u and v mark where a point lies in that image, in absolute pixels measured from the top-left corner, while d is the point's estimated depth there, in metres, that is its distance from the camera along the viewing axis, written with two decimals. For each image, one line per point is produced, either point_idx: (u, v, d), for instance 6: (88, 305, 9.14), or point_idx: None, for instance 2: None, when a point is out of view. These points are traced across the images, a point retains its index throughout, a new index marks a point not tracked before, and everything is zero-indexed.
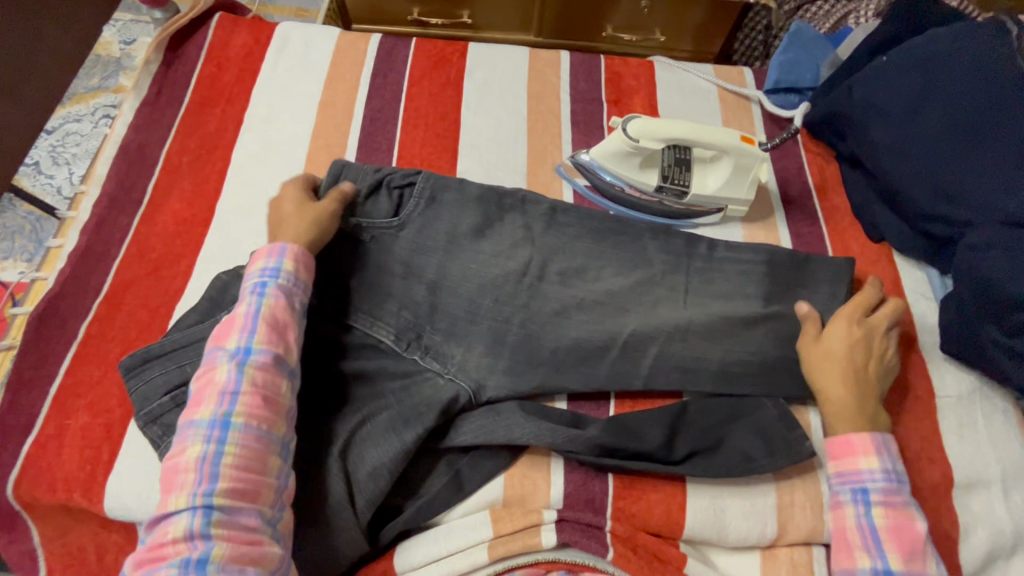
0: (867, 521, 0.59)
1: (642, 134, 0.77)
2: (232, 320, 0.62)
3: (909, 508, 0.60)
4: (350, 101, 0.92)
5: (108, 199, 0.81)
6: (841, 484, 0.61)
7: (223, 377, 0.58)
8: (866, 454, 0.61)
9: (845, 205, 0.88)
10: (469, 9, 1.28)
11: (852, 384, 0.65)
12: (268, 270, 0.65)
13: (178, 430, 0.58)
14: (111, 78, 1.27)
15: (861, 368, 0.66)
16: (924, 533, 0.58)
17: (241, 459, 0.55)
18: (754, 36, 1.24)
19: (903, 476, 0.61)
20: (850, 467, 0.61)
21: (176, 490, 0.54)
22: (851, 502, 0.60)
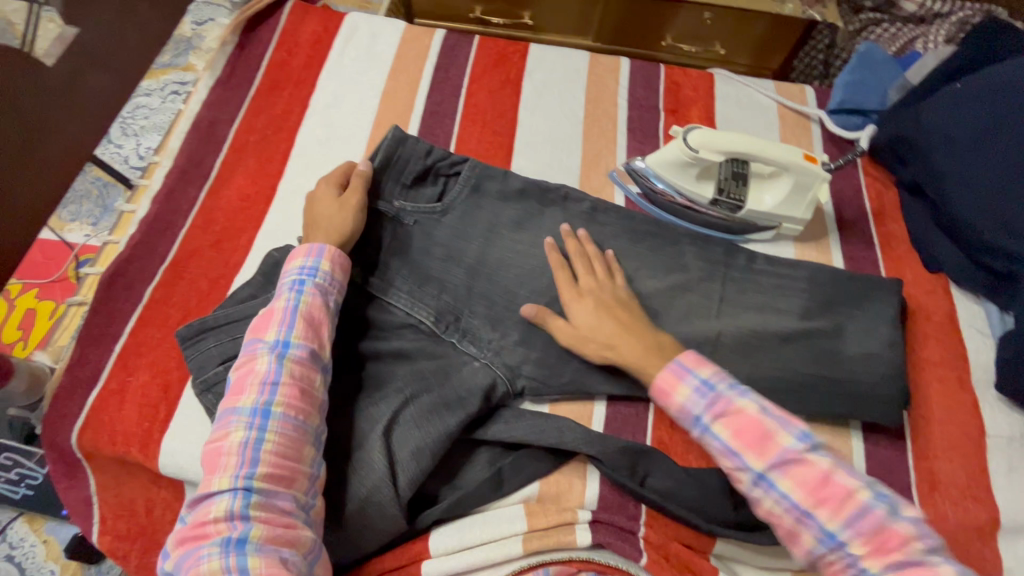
0: (721, 443, 0.59)
1: (703, 145, 0.76)
2: (271, 314, 0.64)
3: (735, 403, 0.59)
4: (411, 93, 0.94)
5: (179, 172, 0.85)
6: (688, 425, 0.62)
7: (264, 368, 0.60)
8: (676, 390, 0.62)
9: (902, 232, 0.86)
10: (531, 11, 1.29)
11: (627, 329, 0.68)
12: (307, 267, 0.67)
13: (219, 417, 0.60)
14: (181, 57, 1.33)
15: (623, 315, 0.70)
16: (758, 414, 0.58)
17: (278, 446, 0.57)
18: (815, 54, 1.24)
19: (718, 382, 0.61)
20: (676, 407, 0.62)
21: (219, 472, 0.55)
22: (701, 437, 0.60)
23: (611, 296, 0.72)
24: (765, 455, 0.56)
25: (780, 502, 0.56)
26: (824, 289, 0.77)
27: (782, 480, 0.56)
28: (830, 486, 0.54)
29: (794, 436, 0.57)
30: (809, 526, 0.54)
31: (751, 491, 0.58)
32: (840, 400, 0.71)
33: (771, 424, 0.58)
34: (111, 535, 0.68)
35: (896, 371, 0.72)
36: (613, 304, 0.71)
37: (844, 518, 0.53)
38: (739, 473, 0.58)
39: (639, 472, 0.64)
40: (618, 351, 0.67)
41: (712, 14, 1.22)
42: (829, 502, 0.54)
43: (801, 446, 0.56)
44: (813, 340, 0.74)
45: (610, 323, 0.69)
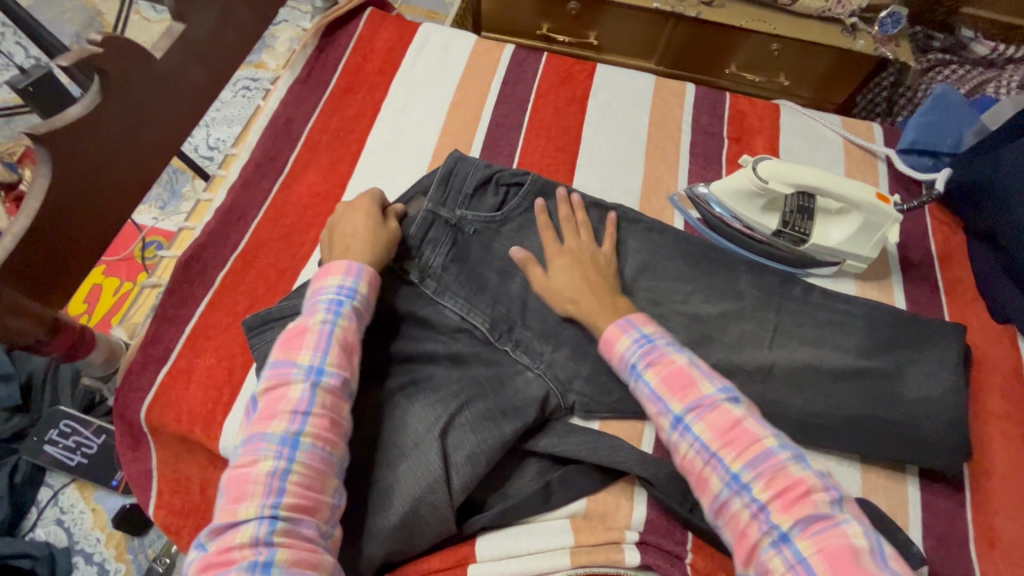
0: (648, 388, 0.61)
1: (773, 175, 0.76)
2: (305, 335, 0.64)
3: (669, 354, 0.62)
4: (479, 105, 0.96)
5: (255, 165, 0.89)
6: (624, 375, 0.64)
7: (296, 395, 0.59)
8: (618, 339, 0.65)
9: (967, 278, 0.84)
10: (597, 32, 1.31)
11: (596, 286, 0.73)
12: (345, 287, 0.68)
13: (244, 440, 0.58)
14: (254, 55, 1.39)
15: (597, 276, 0.74)
16: (686, 364, 0.61)
17: (305, 476, 0.56)
18: (878, 92, 1.23)
19: (659, 337, 0.64)
20: (617, 358, 0.65)
21: (246, 499, 0.54)
22: (633, 384, 0.63)
23: (591, 257, 0.77)
24: (687, 399, 0.58)
25: (693, 443, 0.56)
26: (885, 329, 0.76)
27: (697, 422, 0.57)
28: (738, 430, 0.55)
29: (715, 387, 0.59)
30: (716, 468, 0.55)
31: (670, 436, 0.58)
32: (899, 445, 0.69)
33: (697, 374, 0.60)
34: (165, 510, 0.70)
35: (960, 420, 0.70)
36: (590, 265, 0.76)
37: (748, 460, 0.54)
38: (661, 418, 0.59)
39: (689, 498, 0.64)
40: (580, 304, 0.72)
41: (779, 46, 1.21)
42: (737, 445, 0.55)
43: (719, 396, 0.58)
44: (873, 380, 0.72)
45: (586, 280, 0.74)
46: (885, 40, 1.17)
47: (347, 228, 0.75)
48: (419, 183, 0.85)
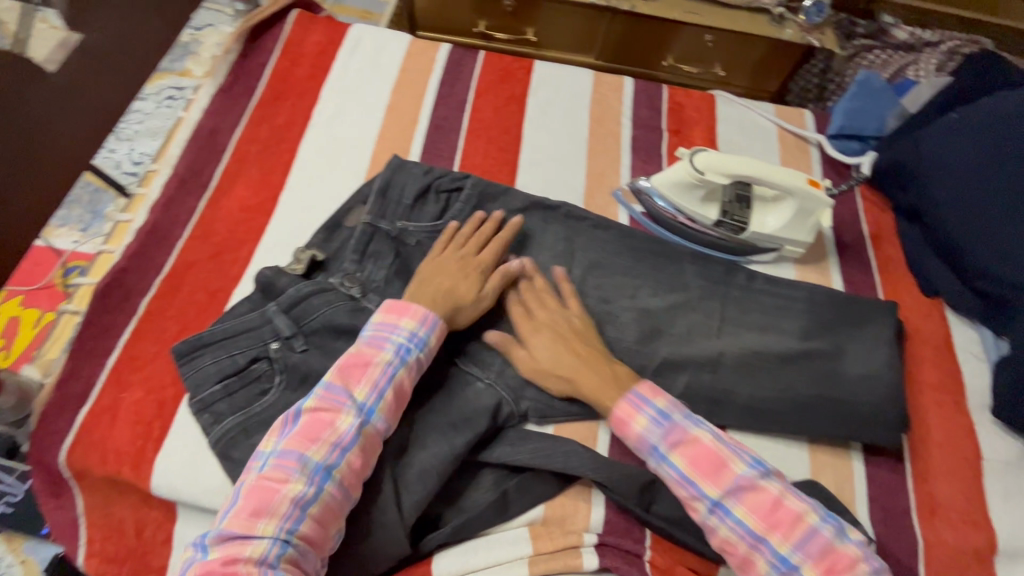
0: (676, 472, 0.60)
1: (709, 166, 0.78)
2: (369, 368, 0.63)
3: (689, 432, 0.62)
4: (416, 107, 0.94)
5: (178, 181, 0.83)
6: (643, 455, 0.63)
7: (344, 428, 0.59)
8: (633, 418, 0.63)
9: (898, 256, 0.88)
10: (535, 28, 1.30)
11: (585, 363, 0.68)
12: (417, 335, 0.66)
13: (278, 451, 0.57)
14: (178, 62, 1.32)
15: (577, 351, 0.70)
16: (714, 444, 0.60)
17: (326, 508, 0.56)
18: (810, 78, 1.28)
19: (674, 412, 0.63)
20: (634, 436, 0.63)
21: (266, 515, 0.54)
22: (657, 466, 0.61)
23: (567, 325, 0.72)
24: (721, 481, 0.58)
25: (735, 527, 0.57)
26: (824, 311, 0.78)
27: (738, 505, 0.57)
28: (780, 511, 0.57)
29: (747, 465, 0.59)
30: (763, 551, 0.56)
31: (706, 520, 0.59)
32: (843, 423, 0.71)
33: (726, 452, 0.60)
34: (97, 558, 0.66)
35: (897, 394, 0.72)
36: (571, 336, 0.71)
37: (795, 541, 0.56)
38: (696, 501, 0.59)
39: (645, 497, 0.64)
40: (580, 383, 0.68)
41: (713, 37, 1.23)
42: (781, 528, 0.56)
43: (753, 473, 0.59)
44: (815, 362, 0.74)
45: (574, 356, 0.69)
46: (811, 28, 1.21)
47: (438, 264, 0.73)
48: (358, 193, 0.82)
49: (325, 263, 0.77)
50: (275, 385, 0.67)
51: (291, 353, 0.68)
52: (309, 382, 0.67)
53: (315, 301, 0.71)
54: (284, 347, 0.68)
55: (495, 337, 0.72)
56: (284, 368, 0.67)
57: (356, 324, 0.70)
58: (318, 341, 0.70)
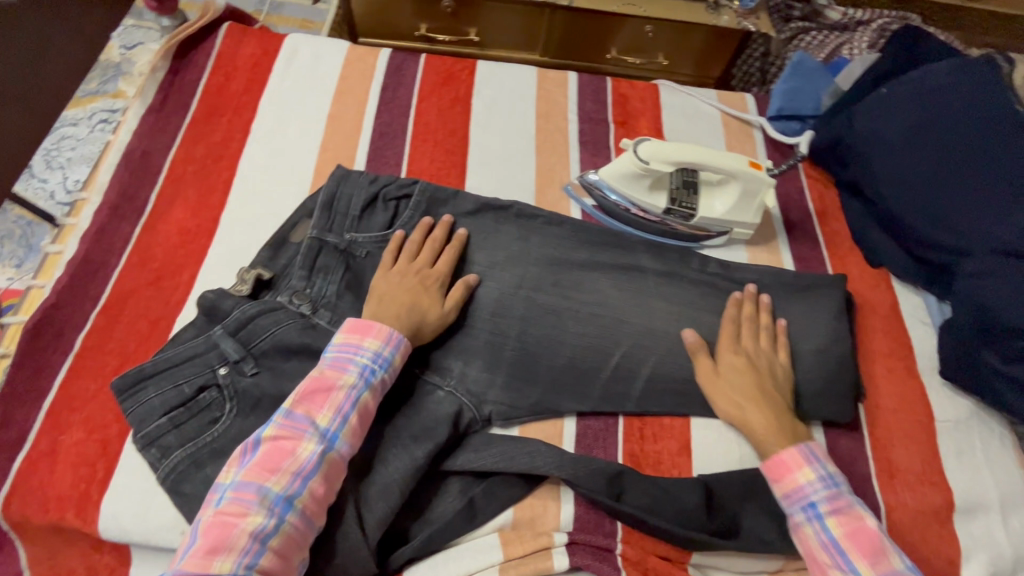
0: (826, 535, 0.59)
1: (653, 156, 0.78)
2: (331, 392, 0.61)
3: (855, 507, 0.60)
4: (358, 115, 0.92)
5: (110, 208, 0.80)
6: (790, 508, 0.62)
7: (305, 456, 0.57)
8: (800, 469, 0.62)
9: (843, 231, 0.90)
10: (478, 27, 1.29)
11: (755, 399, 0.67)
12: (381, 355, 0.64)
13: (236, 483, 0.55)
14: (109, 83, 1.26)
15: (766, 390, 0.68)
16: (876, 528, 0.59)
17: (287, 540, 0.54)
18: (751, 62, 1.29)
19: (843, 482, 0.62)
20: (792, 488, 0.62)
21: (223, 552, 0.51)
22: (806, 522, 0.60)
23: (768, 366, 0.70)
24: (875, 565, 0.56)
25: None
26: (776, 290, 0.79)
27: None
28: None
29: (904, 562, 0.57)
30: None
31: None
32: (799, 399, 0.72)
33: (886, 543, 0.58)
34: None
35: (849, 366, 0.74)
36: (764, 373, 0.69)
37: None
38: (836, 571, 0.57)
39: (614, 488, 0.63)
40: (747, 415, 0.66)
41: (653, 28, 1.25)
42: None
43: (909, 572, 0.57)
44: (771, 340, 0.75)
45: (758, 392, 0.67)
46: (746, 13, 1.23)
47: (390, 280, 0.71)
48: (303, 206, 0.80)
49: (272, 281, 0.74)
50: (225, 413, 0.64)
51: (241, 378, 0.65)
52: (261, 406, 0.64)
53: (262, 322, 0.68)
54: (233, 372, 0.66)
55: (691, 337, 0.72)
56: (234, 394, 0.65)
57: (307, 341, 0.68)
58: (268, 363, 0.67)
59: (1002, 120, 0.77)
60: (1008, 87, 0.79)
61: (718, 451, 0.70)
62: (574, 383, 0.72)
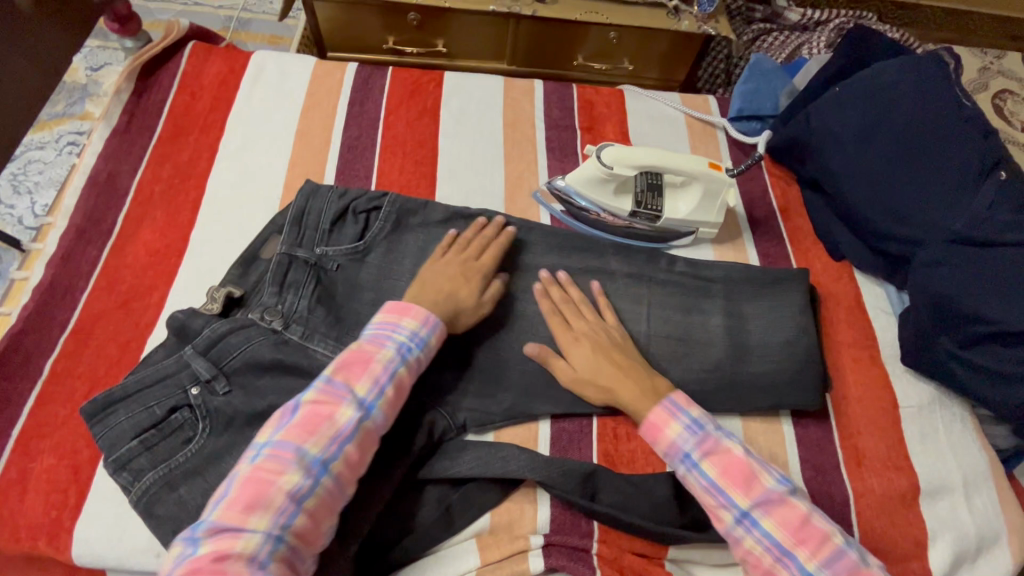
0: (706, 479, 0.61)
1: (615, 160, 0.81)
2: (369, 364, 0.62)
3: (721, 443, 0.63)
4: (326, 129, 0.92)
5: (76, 232, 0.80)
6: (673, 462, 0.64)
7: (343, 421, 0.58)
8: (668, 424, 0.64)
9: (806, 226, 0.93)
10: (446, 39, 1.31)
11: (617, 375, 0.69)
12: (418, 335, 0.66)
13: (274, 441, 0.57)
14: (76, 105, 1.26)
15: (609, 357, 0.70)
16: (743, 456, 0.62)
17: (321, 501, 0.55)
18: (716, 64, 1.32)
19: (707, 422, 0.64)
20: (667, 445, 0.64)
21: (260, 509, 0.53)
22: (688, 473, 0.62)
23: (606, 337, 0.73)
24: (751, 493, 0.59)
25: (762, 540, 0.58)
26: (742, 285, 0.81)
27: (765, 518, 0.58)
28: (808, 526, 0.57)
29: (775, 479, 0.61)
30: (788, 564, 0.57)
31: (732, 530, 0.59)
32: (766, 392, 0.74)
33: (755, 465, 0.61)
34: None
35: (814, 357, 0.76)
36: (609, 348, 0.72)
37: (822, 559, 0.56)
38: (724, 511, 0.60)
39: (588, 488, 0.65)
40: (625, 393, 0.68)
41: (617, 35, 1.27)
42: (808, 541, 0.57)
43: (782, 488, 0.60)
44: (738, 336, 0.77)
45: (608, 364, 0.70)
46: (705, 18, 1.24)
47: (432, 270, 0.74)
48: (273, 222, 0.80)
49: (243, 299, 0.74)
50: (198, 433, 0.64)
51: (213, 397, 0.65)
52: (235, 424, 0.64)
53: (233, 340, 0.68)
54: (205, 392, 0.65)
55: (533, 348, 0.72)
56: (206, 414, 0.65)
57: (279, 357, 0.68)
58: (241, 380, 0.67)
59: (948, 114, 0.80)
60: (954, 83, 0.83)
61: None
62: (547, 386, 0.73)
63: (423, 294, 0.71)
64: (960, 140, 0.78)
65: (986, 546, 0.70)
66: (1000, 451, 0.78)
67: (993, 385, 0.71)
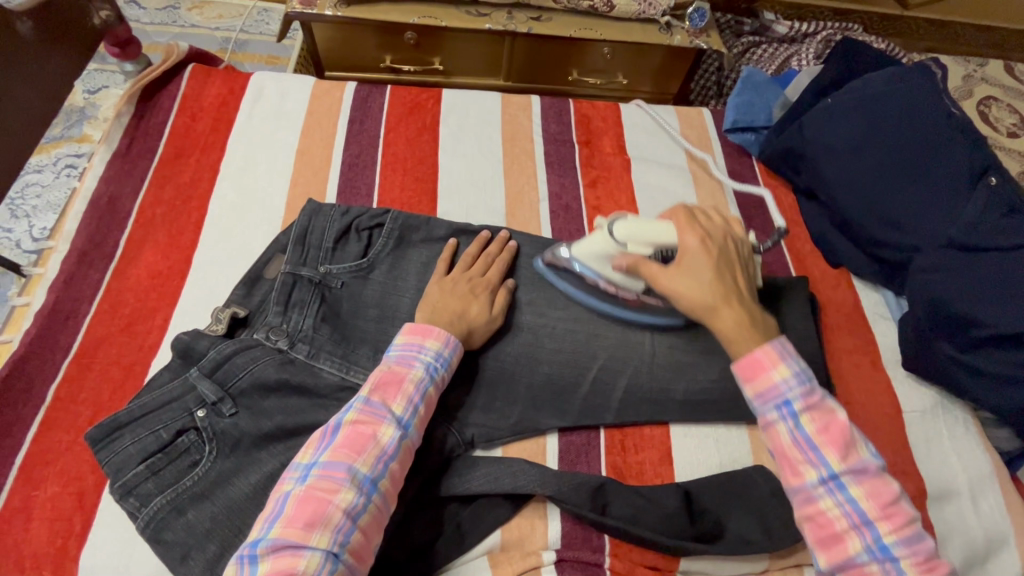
0: (800, 433, 0.55)
1: (627, 236, 0.72)
2: (402, 384, 0.63)
3: (827, 401, 0.57)
4: (327, 148, 0.93)
5: (78, 255, 0.79)
6: (766, 407, 0.57)
7: (387, 441, 0.58)
8: (776, 367, 0.57)
9: (804, 234, 0.94)
10: (441, 57, 1.33)
11: (725, 298, 0.63)
12: (442, 355, 0.67)
13: (322, 462, 0.56)
14: (74, 128, 1.27)
15: (726, 281, 0.64)
16: (847, 420, 0.55)
17: (371, 519, 0.55)
18: (708, 76, 1.38)
19: (815, 377, 0.58)
20: (768, 387, 0.57)
21: (319, 527, 0.52)
22: (779, 421, 0.56)
23: (730, 259, 0.67)
24: (847, 458, 0.54)
25: (843, 505, 0.53)
26: None
27: (854, 485, 0.53)
28: (897, 504, 0.53)
29: (871, 450, 0.55)
30: (863, 534, 0.52)
31: (812, 489, 0.54)
32: None
33: (854, 433, 0.56)
34: None
35: (817, 364, 0.76)
36: (731, 269, 0.66)
37: (904, 536, 0.51)
38: (808, 467, 0.54)
39: (598, 502, 0.65)
40: (719, 314, 0.62)
41: (610, 50, 1.29)
42: (893, 517, 0.52)
43: (875, 460, 0.55)
44: None
45: (727, 285, 0.64)
46: (697, 32, 1.26)
47: (441, 288, 0.74)
48: (276, 241, 0.81)
49: (248, 319, 0.75)
50: (205, 456, 0.63)
51: (219, 419, 0.65)
52: (241, 446, 0.64)
53: (238, 360, 0.68)
54: (211, 414, 0.65)
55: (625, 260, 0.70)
56: (213, 436, 0.64)
57: (285, 376, 0.68)
58: (246, 402, 0.67)
59: (939, 122, 0.82)
60: (943, 91, 0.84)
61: (697, 457, 0.72)
62: (554, 398, 0.73)
63: (437, 315, 0.71)
64: (951, 147, 0.80)
65: (994, 549, 0.70)
66: (1003, 453, 0.79)
67: (995, 388, 0.71)
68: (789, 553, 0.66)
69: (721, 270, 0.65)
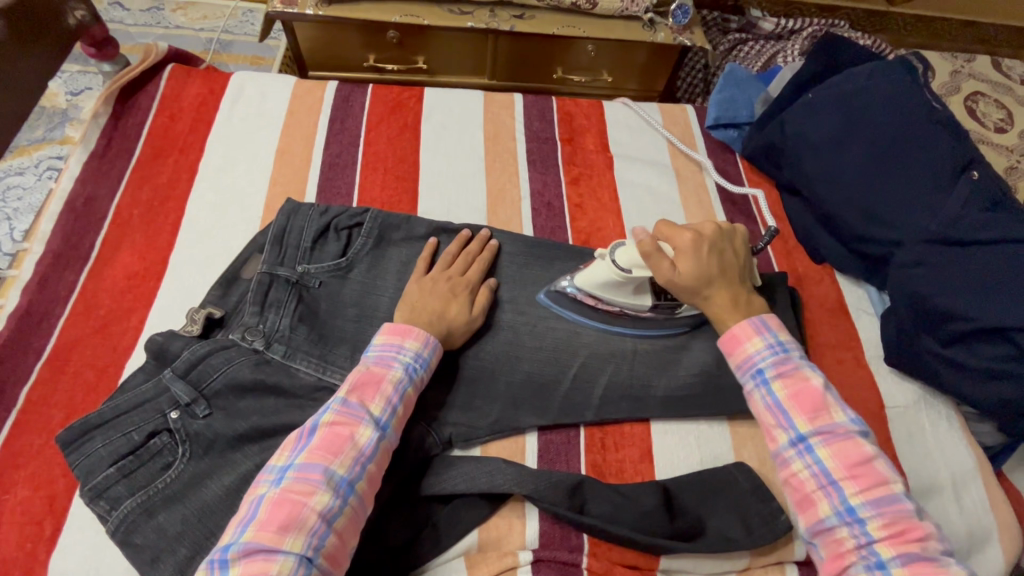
0: (771, 398, 0.57)
1: (633, 263, 0.71)
2: (380, 385, 0.62)
3: (802, 368, 0.58)
4: (308, 147, 0.93)
5: (53, 257, 0.79)
6: (742, 375, 0.60)
7: (364, 442, 0.58)
8: (749, 338, 0.60)
9: (788, 231, 0.94)
10: (426, 55, 1.32)
11: (719, 284, 0.65)
12: (421, 356, 0.66)
13: (298, 464, 0.55)
14: (57, 130, 1.26)
15: (721, 267, 0.65)
16: (822, 386, 0.57)
17: (347, 522, 0.55)
18: (694, 74, 1.40)
19: (793, 346, 0.60)
20: (741, 356, 0.60)
21: (293, 530, 0.51)
22: (753, 388, 0.59)
23: (725, 246, 0.67)
24: (816, 421, 0.55)
25: (811, 467, 0.54)
26: None
27: (822, 447, 0.54)
28: (867, 467, 0.53)
29: (848, 416, 0.56)
30: (830, 495, 0.53)
31: (782, 452, 0.56)
32: None
33: (830, 399, 0.56)
34: None
35: None
36: (726, 255, 0.67)
37: (871, 498, 0.51)
38: (779, 431, 0.56)
39: (576, 501, 0.64)
40: (710, 303, 0.65)
41: (595, 48, 1.29)
42: (862, 479, 0.52)
43: (852, 426, 0.55)
44: None
45: (720, 272, 0.65)
46: (681, 29, 1.26)
47: (420, 287, 0.74)
48: (254, 241, 0.80)
49: (224, 319, 0.74)
50: (178, 458, 0.62)
51: (192, 421, 0.64)
52: (215, 448, 0.63)
53: (213, 361, 0.67)
54: (184, 416, 0.64)
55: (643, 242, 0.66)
56: (186, 437, 0.63)
57: (260, 377, 0.67)
58: (222, 403, 0.66)
59: (920, 116, 0.81)
60: (925, 86, 0.84)
61: (679, 454, 0.71)
62: (534, 396, 0.72)
63: (414, 314, 0.70)
64: (932, 141, 0.79)
65: (977, 545, 0.69)
66: (987, 447, 0.78)
67: (979, 383, 0.71)
68: (770, 550, 0.65)
69: (716, 258, 0.66)
